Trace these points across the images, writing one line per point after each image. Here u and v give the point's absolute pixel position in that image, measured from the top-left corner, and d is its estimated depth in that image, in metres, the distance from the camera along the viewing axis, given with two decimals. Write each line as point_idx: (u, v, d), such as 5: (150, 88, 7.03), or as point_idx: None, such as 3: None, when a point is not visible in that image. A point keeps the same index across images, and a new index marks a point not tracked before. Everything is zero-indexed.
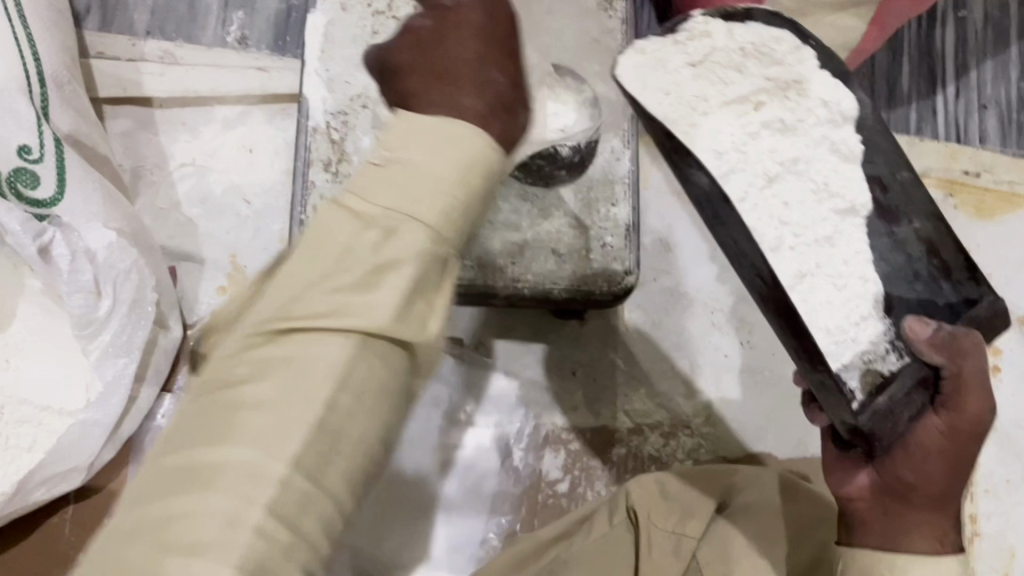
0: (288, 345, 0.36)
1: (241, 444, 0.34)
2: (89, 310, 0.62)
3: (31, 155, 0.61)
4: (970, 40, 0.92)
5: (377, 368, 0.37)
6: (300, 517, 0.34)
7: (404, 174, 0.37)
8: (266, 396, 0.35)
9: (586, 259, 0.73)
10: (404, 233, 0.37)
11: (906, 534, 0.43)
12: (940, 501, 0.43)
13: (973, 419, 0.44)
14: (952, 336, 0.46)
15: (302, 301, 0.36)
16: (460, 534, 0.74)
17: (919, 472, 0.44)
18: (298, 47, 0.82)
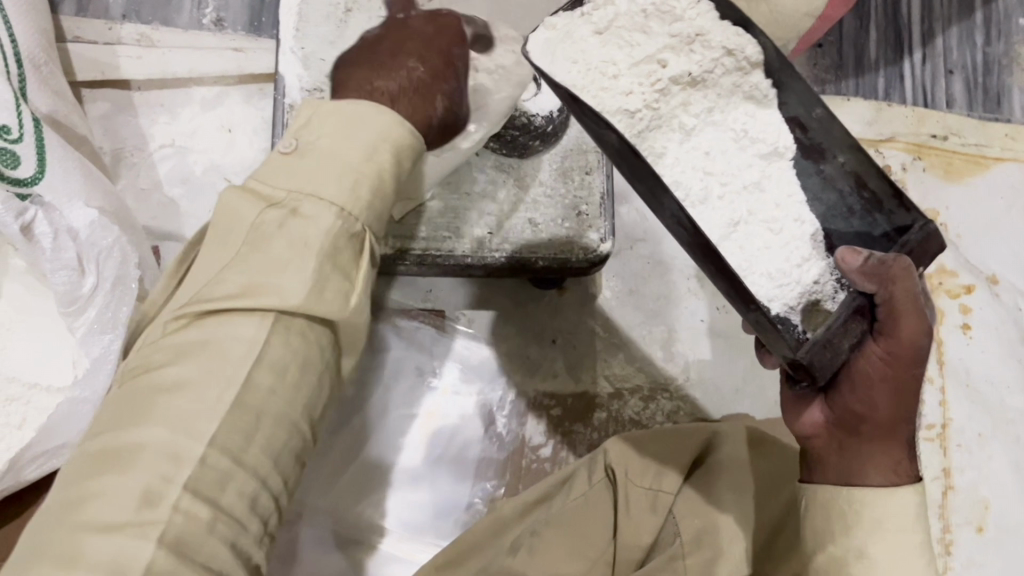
0: (203, 329, 0.40)
1: (163, 422, 0.38)
2: (74, 288, 0.64)
3: (9, 135, 0.62)
4: (936, 6, 0.94)
5: (292, 346, 0.41)
6: (221, 492, 0.38)
7: (315, 159, 0.45)
8: (188, 380, 0.39)
9: (563, 227, 0.74)
10: (308, 211, 0.44)
11: (860, 471, 0.45)
12: (890, 428, 0.45)
13: (910, 343, 0.44)
14: (881, 261, 0.45)
15: (217, 287, 0.41)
16: (445, 499, 0.76)
17: (867, 405, 0.45)
18: (273, 27, 0.83)
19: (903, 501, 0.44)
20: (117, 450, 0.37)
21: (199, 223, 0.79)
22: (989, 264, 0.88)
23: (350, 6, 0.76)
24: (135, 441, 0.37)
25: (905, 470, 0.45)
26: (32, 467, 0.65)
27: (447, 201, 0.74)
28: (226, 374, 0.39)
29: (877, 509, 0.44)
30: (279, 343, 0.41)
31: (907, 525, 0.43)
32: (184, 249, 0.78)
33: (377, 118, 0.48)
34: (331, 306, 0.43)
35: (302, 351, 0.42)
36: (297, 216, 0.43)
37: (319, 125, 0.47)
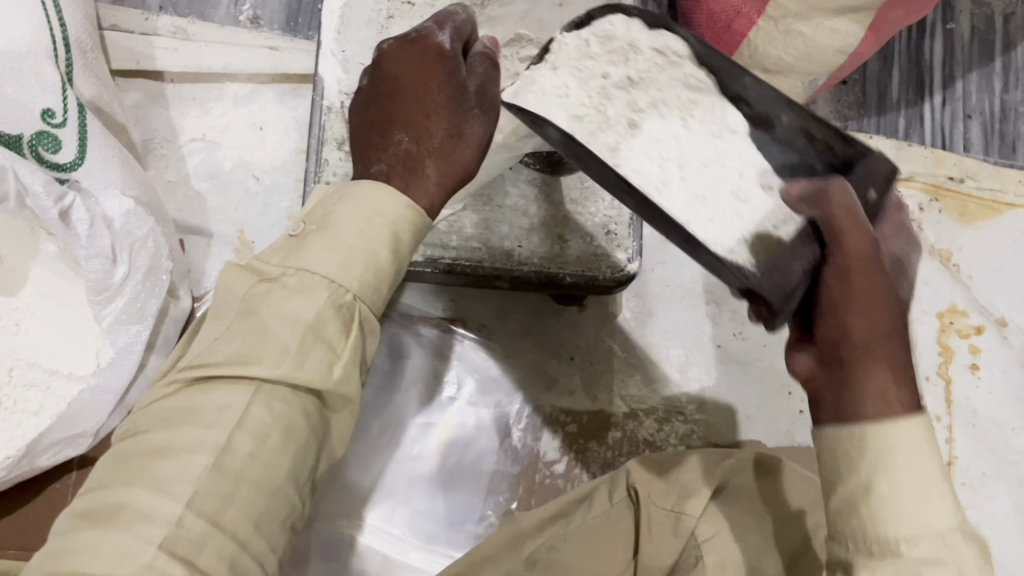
0: (191, 396, 0.42)
1: (156, 479, 0.39)
2: (105, 275, 0.63)
3: (54, 120, 0.61)
4: (957, 51, 0.96)
5: (275, 411, 0.42)
6: (198, 551, 0.38)
7: (314, 240, 0.45)
8: (176, 441, 0.40)
9: (590, 244, 0.74)
10: (296, 290, 0.43)
11: (853, 397, 0.39)
12: (871, 345, 0.39)
13: (859, 255, 0.41)
14: (816, 186, 0.44)
15: (212, 355, 0.42)
16: (457, 510, 0.76)
17: (839, 327, 0.40)
18: (310, 28, 0.83)
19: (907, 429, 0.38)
20: (108, 502, 0.39)
21: (225, 218, 0.78)
22: (999, 306, 0.89)
23: (391, 13, 0.76)
24: (117, 500, 0.38)
25: (900, 394, 0.38)
26: (45, 456, 0.64)
27: (478, 211, 0.74)
28: (209, 436, 0.40)
29: (881, 442, 0.37)
30: (262, 408, 0.41)
31: (910, 460, 0.37)
32: (209, 244, 0.78)
33: (374, 194, 0.45)
34: (314, 373, 0.42)
35: (287, 417, 0.42)
36: (284, 292, 0.43)
37: (332, 202, 0.46)
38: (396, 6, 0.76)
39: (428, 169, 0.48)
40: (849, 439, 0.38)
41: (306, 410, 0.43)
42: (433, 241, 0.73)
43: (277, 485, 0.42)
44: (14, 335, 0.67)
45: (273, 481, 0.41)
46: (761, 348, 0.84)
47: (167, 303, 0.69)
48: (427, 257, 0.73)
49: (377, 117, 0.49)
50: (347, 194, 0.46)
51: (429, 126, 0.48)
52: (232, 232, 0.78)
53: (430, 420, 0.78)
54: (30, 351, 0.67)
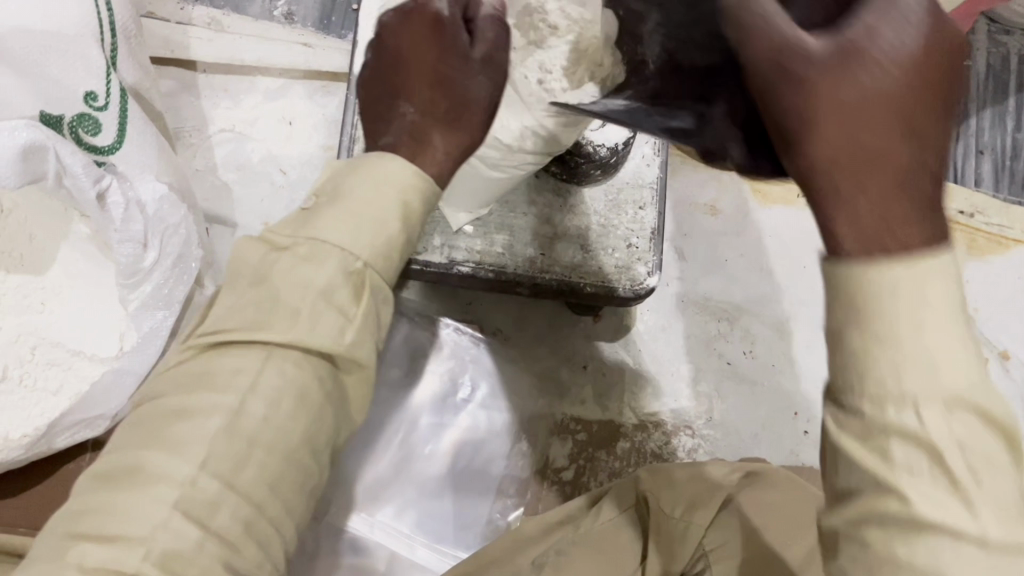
0: (201, 362, 0.37)
1: (164, 449, 0.34)
2: (135, 260, 0.63)
3: (97, 103, 0.61)
4: (973, 88, 0.98)
5: (284, 381, 0.37)
6: (212, 517, 0.34)
7: (332, 207, 0.39)
8: (190, 407, 0.35)
9: (611, 256, 0.75)
10: (311, 258, 0.38)
11: (842, 222, 0.29)
12: (851, 166, 0.29)
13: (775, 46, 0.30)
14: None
15: (224, 318, 0.37)
16: (467, 510, 0.76)
17: (815, 151, 0.30)
18: (343, 28, 0.84)
19: (937, 269, 0.28)
20: (116, 473, 0.34)
21: (251, 210, 0.79)
22: (1003, 340, 0.91)
23: None
24: (132, 461, 0.34)
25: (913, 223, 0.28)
26: (64, 437, 0.64)
27: (504, 217, 0.75)
28: (211, 406, 0.35)
29: (895, 285, 0.28)
30: (272, 375, 0.36)
31: (943, 319, 0.28)
32: (233, 235, 0.78)
33: (395, 167, 0.40)
34: (329, 336, 0.37)
35: (299, 386, 0.37)
36: (294, 258, 0.38)
37: (353, 172, 0.40)
38: None
39: (435, 138, 0.41)
40: (862, 299, 0.28)
41: (321, 377, 0.38)
42: (458, 245, 0.74)
43: (299, 449, 0.37)
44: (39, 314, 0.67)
45: (286, 449, 0.36)
46: (770, 368, 0.85)
47: (193, 290, 0.69)
48: (452, 260, 0.74)
49: (376, 101, 0.43)
50: (365, 161, 0.40)
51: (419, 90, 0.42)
52: (257, 224, 0.79)
53: (443, 420, 0.78)
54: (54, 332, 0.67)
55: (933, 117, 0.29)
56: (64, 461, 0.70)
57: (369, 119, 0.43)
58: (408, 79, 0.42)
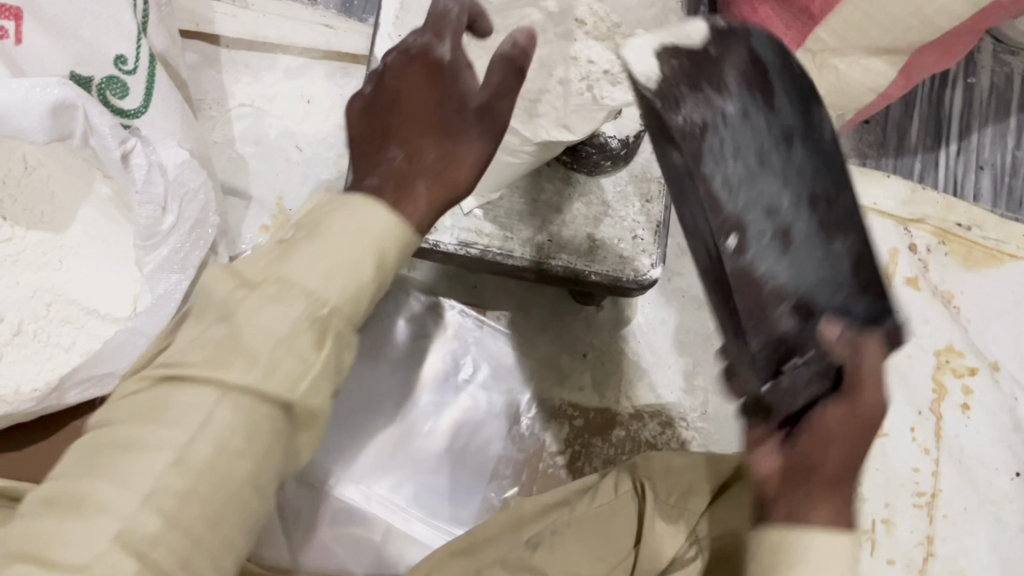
0: (157, 395, 0.38)
1: (108, 480, 0.36)
2: (154, 222, 0.65)
3: (126, 67, 0.63)
4: (976, 105, 1.00)
5: (229, 417, 0.38)
6: (151, 549, 0.35)
7: (298, 251, 0.40)
8: (144, 442, 0.37)
9: (617, 247, 0.77)
10: (276, 304, 0.39)
11: (797, 502, 0.40)
12: (837, 482, 0.41)
13: (870, 408, 0.42)
14: (848, 338, 0.45)
15: (185, 353, 0.38)
16: (462, 488, 0.78)
17: (816, 447, 0.41)
18: (364, 12, 0.86)
19: (832, 547, 0.39)
20: (59, 499, 0.35)
21: (266, 184, 0.81)
22: (993, 351, 0.92)
23: None
24: (84, 488, 0.35)
25: (845, 514, 0.40)
26: (74, 392, 0.66)
27: (515, 203, 0.77)
28: (148, 449, 0.36)
29: (810, 554, 0.39)
30: (225, 413, 0.38)
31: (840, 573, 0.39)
32: (247, 207, 0.80)
33: (376, 222, 0.42)
34: (280, 387, 0.38)
35: (244, 428, 0.38)
36: (260, 300, 0.39)
37: (329, 217, 0.42)
38: None
39: (418, 188, 0.45)
40: (776, 541, 0.40)
41: (264, 421, 0.39)
42: (468, 227, 0.75)
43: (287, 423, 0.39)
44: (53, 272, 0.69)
45: (230, 486, 0.38)
46: None
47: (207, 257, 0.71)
48: (461, 242, 0.75)
49: (365, 141, 0.47)
50: (346, 205, 0.42)
51: (423, 143, 0.46)
52: (271, 198, 0.80)
53: (443, 399, 0.80)
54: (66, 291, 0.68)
55: None
56: (71, 416, 0.71)
57: (358, 156, 0.47)
58: (398, 128, 0.46)
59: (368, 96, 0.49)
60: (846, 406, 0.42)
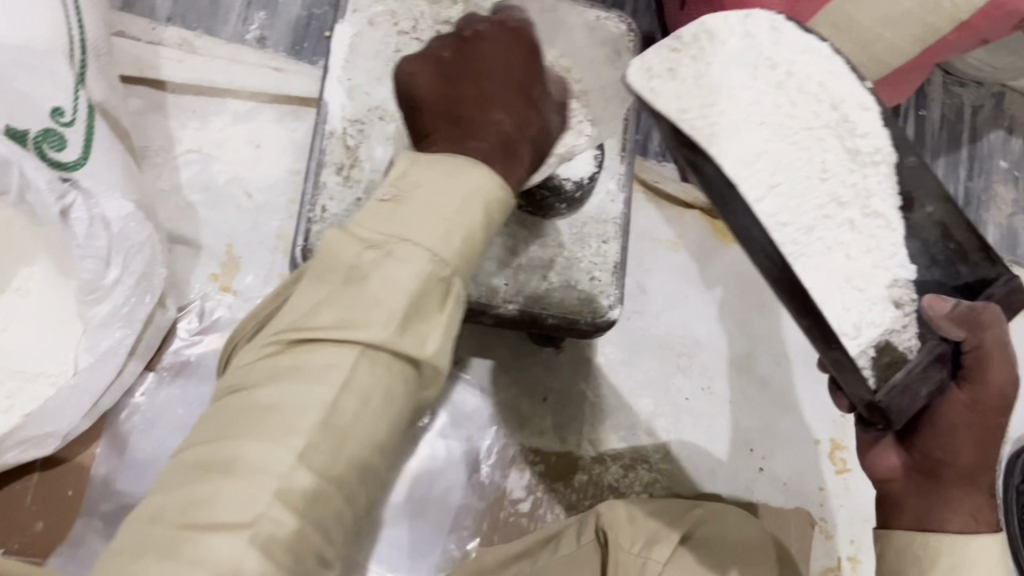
0: (268, 394, 0.39)
1: (311, 386, 0.39)
2: (98, 277, 0.63)
3: (63, 118, 0.61)
4: (927, 139, 1.02)
5: (377, 371, 0.40)
6: (312, 505, 0.39)
7: (358, 398, 0.40)
8: (421, 193, 0.43)
9: (572, 288, 0.76)
10: (350, 392, 0.39)
11: (946, 464, 0.52)
12: (969, 475, 0.51)
13: (995, 391, 0.50)
14: (971, 310, 0.50)
15: (307, 324, 0.41)
16: (421, 539, 0.76)
17: (947, 452, 0.52)
18: (314, 54, 0.85)
19: (983, 545, 0.49)
20: (213, 461, 0.38)
21: (215, 232, 0.78)
22: None
23: (399, 47, 0.78)
24: (225, 454, 0.38)
25: (984, 517, 0.51)
26: (14, 452, 0.64)
27: None
28: (327, 399, 0.39)
29: (965, 554, 0.49)
30: (437, 345, 0.42)
31: (991, 564, 0.49)
32: (196, 257, 0.78)
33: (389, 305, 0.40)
34: (412, 343, 0.41)
35: (391, 382, 0.41)
36: (311, 375, 0.39)
37: (329, 373, 0.39)
38: (404, 40, 0.79)
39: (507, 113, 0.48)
40: (917, 543, 0.51)
41: (403, 378, 0.42)
42: None
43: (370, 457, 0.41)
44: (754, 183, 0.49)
45: (375, 441, 0.41)
46: (727, 404, 0.86)
47: (154, 311, 0.70)
48: None
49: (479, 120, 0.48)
50: (311, 369, 0.39)
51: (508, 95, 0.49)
52: (221, 247, 0.78)
53: None
54: (867, 247, 0.53)
55: (999, 440, 0.51)
56: (10, 480, 0.69)
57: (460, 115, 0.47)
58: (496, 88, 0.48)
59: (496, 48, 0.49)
60: (970, 393, 0.51)
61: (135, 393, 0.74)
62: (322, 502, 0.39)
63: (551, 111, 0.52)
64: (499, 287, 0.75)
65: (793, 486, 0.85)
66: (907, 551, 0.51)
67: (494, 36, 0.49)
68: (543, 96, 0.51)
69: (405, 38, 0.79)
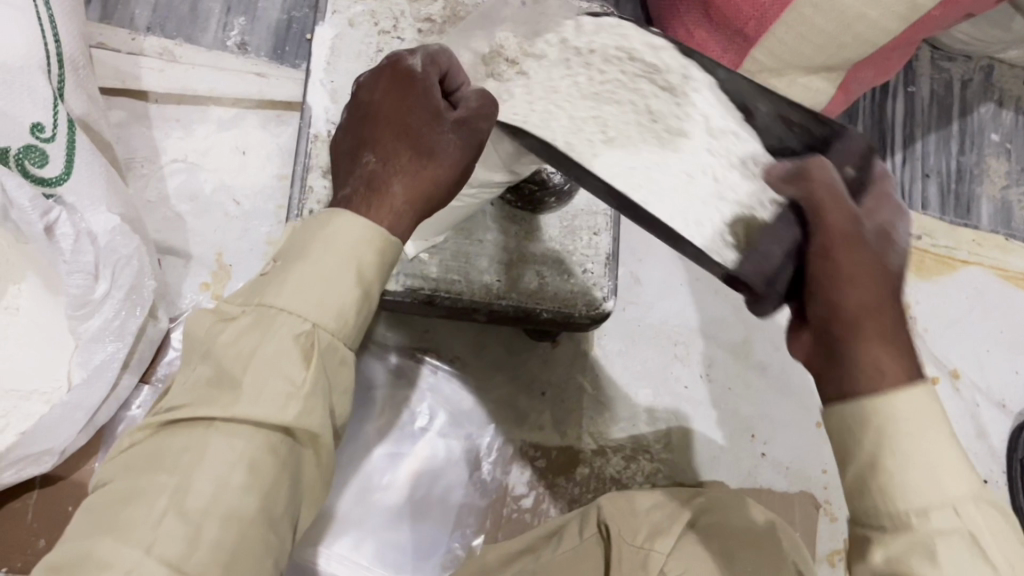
0: (154, 447, 0.39)
1: (167, 471, 0.37)
2: (87, 292, 0.63)
3: (44, 134, 0.61)
4: (917, 115, 1.01)
5: (238, 446, 0.38)
6: (201, 525, 0.36)
7: (255, 392, 0.39)
8: (307, 250, 0.42)
9: (564, 281, 0.76)
10: (231, 436, 0.38)
11: (840, 320, 0.41)
12: (859, 323, 0.40)
13: (839, 229, 0.44)
14: (797, 166, 0.49)
15: (200, 399, 0.39)
16: (425, 540, 0.76)
17: (832, 302, 0.42)
18: (296, 57, 0.84)
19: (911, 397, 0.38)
20: (66, 561, 0.35)
21: (204, 241, 0.78)
22: (952, 359, 0.92)
23: (381, 47, 0.77)
24: (121, 499, 0.37)
25: (896, 367, 0.39)
26: (10, 472, 0.63)
27: (459, 245, 0.76)
28: (181, 480, 0.37)
29: (890, 411, 0.38)
30: (300, 410, 0.40)
31: (926, 424, 0.38)
32: (186, 267, 0.77)
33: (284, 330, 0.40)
34: (273, 409, 0.39)
35: (255, 453, 0.39)
36: (211, 429, 0.38)
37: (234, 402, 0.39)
38: (386, 39, 0.78)
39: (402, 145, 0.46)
40: (853, 413, 0.39)
41: (273, 447, 0.39)
42: (414, 272, 0.73)
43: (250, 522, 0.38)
44: (584, 144, 0.53)
45: (241, 523, 0.38)
46: (727, 391, 0.86)
47: (146, 323, 0.70)
48: (408, 287, 0.73)
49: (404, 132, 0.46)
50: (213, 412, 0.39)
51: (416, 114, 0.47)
52: (210, 255, 0.78)
53: (401, 450, 0.78)
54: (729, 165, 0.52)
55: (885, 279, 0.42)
56: (10, 499, 0.69)
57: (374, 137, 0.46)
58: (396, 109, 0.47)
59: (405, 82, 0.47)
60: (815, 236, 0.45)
61: (131, 406, 0.73)
62: (209, 548, 0.36)
63: (449, 137, 0.47)
64: (493, 284, 0.75)
65: (796, 469, 0.84)
66: (848, 427, 0.40)
67: (377, 82, 0.48)
68: (431, 119, 0.47)
69: (386, 37, 0.78)
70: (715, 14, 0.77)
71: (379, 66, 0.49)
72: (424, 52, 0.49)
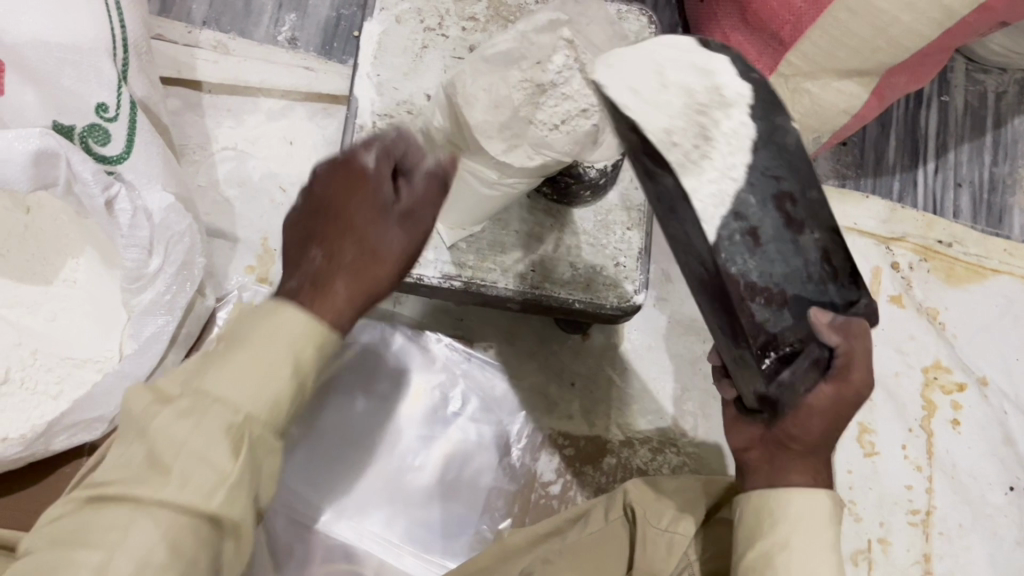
0: (78, 519, 0.37)
1: (89, 547, 0.36)
2: (141, 265, 0.65)
3: (107, 114, 0.65)
4: (950, 126, 1.02)
5: (162, 526, 0.37)
6: None
7: (189, 471, 0.38)
8: (249, 337, 0.41)
9: (597, 276, 0.77)
10: (154, 523, 0.37)
11: (802, 438, 0.47)
12: (814, 448, 0.48)
13: (857, 388, 0.46)
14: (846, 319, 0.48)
15: (130, 474, 0.38)
16: (455, 520, 0.78)
17: (796, 423, 0.47)
18: (343, 53, 0.87)
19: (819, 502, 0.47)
20: None
21: (252, 225, 0.81)
22: (982, 366, 0.93)
23: (426, 44, 0.80)
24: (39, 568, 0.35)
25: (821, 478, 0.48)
26: (64, 437, 0.66)
27: (496, 235, 0.78)
28: (102, 559, 0.36)
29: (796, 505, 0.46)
30: (225, 497, 0.38)
31: (825, 524, 0.46)
32: (233, 249, 0.80)
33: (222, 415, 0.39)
34: (195, 496, 0.37)
35: (178, 535, 0.37)
36: (132, 507, 0.37)
37: (161, 479, 0.37)
38: (431, 36, 0.81)
39: (343, 245, 0.45)
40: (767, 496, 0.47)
41: (194, 531, 0.38)
42: (451, 261, 0.76)
43: None
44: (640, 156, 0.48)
45: None
46: None
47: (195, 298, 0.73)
48: (445, 274, 0.76)
49: (353, 230, 0.45)
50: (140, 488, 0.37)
51: (357, 215, 0.45)
52: (256, 239, 0.81)
53: (432, 433, 0.81)
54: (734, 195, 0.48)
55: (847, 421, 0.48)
56: (61, 463, 0.72)
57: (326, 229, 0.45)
58: (355, 205, 0.46)
59: (357, 178, 0.46)
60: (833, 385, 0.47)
61: None
62: None
63: (393, 230, 0.46)
64: (527, 275, 0.77)
65: None
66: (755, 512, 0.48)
67: (331, 176, 0.47)
68: (377, 213, 0.46)
69: (432, 34, 0.81)
70: (753, 19, 0.80)
71: (335, 160, 0.48)
72: (378, 146, 0.47)
